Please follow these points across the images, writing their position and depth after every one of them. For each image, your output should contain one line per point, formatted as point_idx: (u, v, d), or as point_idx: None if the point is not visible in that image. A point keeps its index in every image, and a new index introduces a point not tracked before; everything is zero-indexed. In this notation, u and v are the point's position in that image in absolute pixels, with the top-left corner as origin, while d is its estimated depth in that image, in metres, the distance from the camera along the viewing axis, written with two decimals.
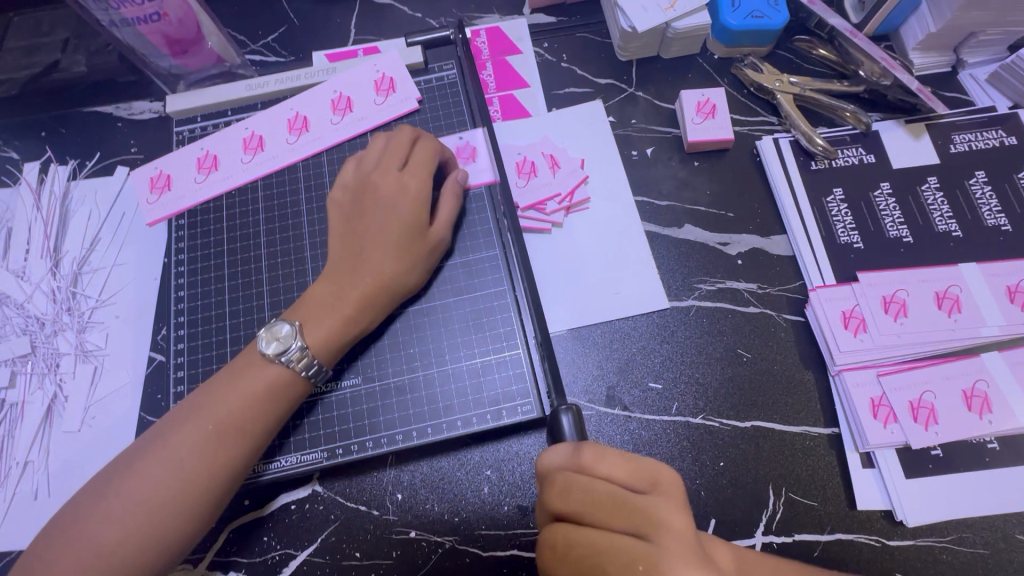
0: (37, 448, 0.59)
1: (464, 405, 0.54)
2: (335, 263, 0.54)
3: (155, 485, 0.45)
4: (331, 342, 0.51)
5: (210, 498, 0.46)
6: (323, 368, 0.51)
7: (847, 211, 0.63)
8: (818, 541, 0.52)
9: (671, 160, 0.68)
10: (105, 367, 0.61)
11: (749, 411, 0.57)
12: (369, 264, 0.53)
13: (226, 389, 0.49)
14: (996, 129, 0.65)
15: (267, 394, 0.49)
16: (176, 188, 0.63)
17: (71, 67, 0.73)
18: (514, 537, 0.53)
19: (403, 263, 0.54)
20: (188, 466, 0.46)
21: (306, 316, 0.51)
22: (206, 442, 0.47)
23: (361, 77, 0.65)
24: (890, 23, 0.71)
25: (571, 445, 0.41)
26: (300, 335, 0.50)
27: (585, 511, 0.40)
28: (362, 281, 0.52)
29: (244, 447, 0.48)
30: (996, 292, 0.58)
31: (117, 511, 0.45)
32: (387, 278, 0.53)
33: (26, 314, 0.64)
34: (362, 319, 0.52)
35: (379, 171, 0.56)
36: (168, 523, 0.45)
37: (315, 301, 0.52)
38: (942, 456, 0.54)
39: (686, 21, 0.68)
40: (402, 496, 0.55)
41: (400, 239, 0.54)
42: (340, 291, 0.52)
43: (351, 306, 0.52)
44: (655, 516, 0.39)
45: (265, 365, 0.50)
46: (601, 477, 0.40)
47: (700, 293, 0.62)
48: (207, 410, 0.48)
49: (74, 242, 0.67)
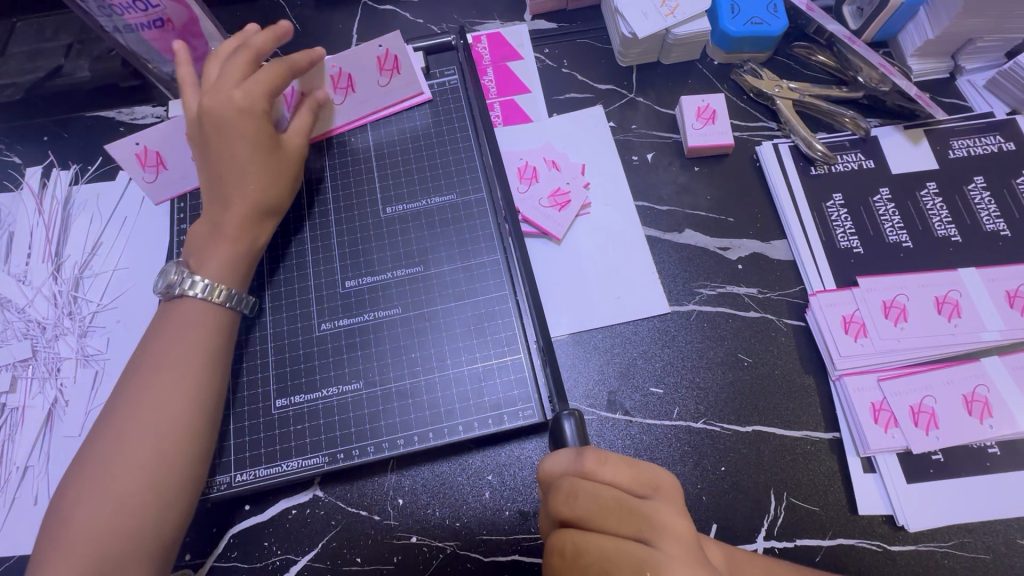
0: (38, 453, 0.59)
1: (466, 409, 0.54)
2: (208, 192, 0.55)
3: (125, 449, 0.46)
4: (229, 266, 0.53)
5: (193, 423, 0.48)
6: (237, 293, 0.54)
7: (847, 216, 0.64)
8: (819, 546, 0.52)
9: (671, 165, 0.69)
10: (107, 371, 0.62)
11: (750, 416, 0.57)
12: (237, 186, 0.54)
13: (161, 341, 0.50)
14: (994, 135, 0.66)
15: (205, 330, 0.51)
16: (173, 166, 0.61)
17: (72, 73, 0.74)
18: (515, 542, 0.53)
19: (268, 180, 0.55)
20: (150, 419, 0.47)
21: (196, 249, 0.54)
22: (157, 393, 0.48)
23: (365, 53, 0.58)
24: (889, 30, 0.71)
25: (573, 451, 0.42)
26: (195, 272, 0.52)
27: (592, 517, 0.40)
28: (234, 202, 0.54)
29: (195, 387, 0.49)
30: (995, 297, 0.58)
31: (97, 486, 0.45)
32: (256, 198, 0.54)
33: (27, 318, 0.64)
34: (248, 238, 0.55)
35: (212, 92, 0.54)
36: (170, 455, 0.47)
37: (200, 237, 0.55)
38: (943, 461, 0.54)
39: (686, 28, 0.69)
40: (403, 501, 0.55)
41: (260, 155, 0.54)
42: (216, 216, 0.54)
43: (231, 229, 0.54)
44: (659, 522, 0.39)
45: (175, 303, 0.52)
46: (605, 483, 0.41)
47: (701, 298, 0.62)
48: (150, 367, 0.49)
49: (75, 246, 0.67)
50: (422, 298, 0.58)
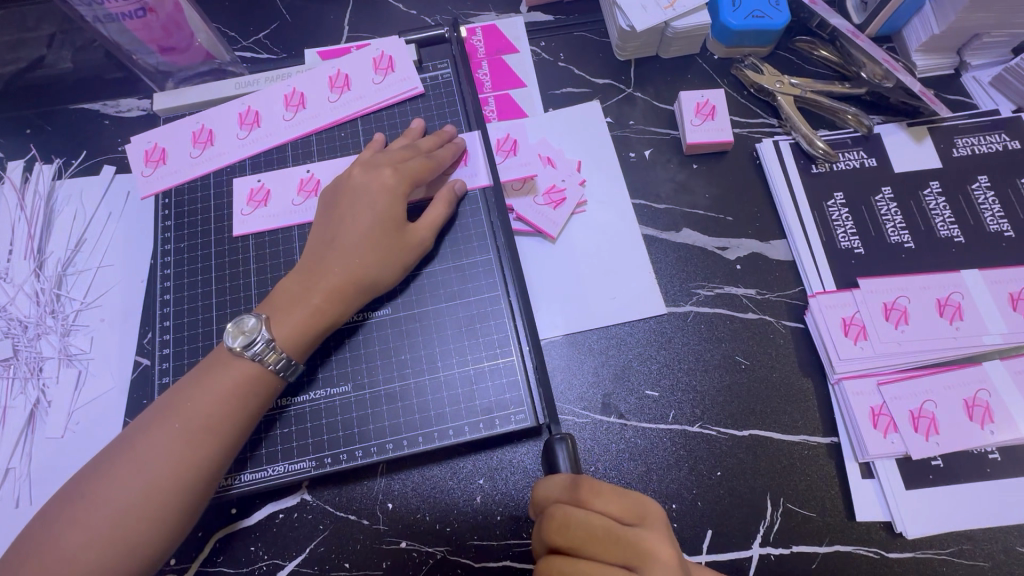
0: (19, 455, 0.57)
1: (456, 413, 0.53)
2: (307, 259, 0.53)
3: (124, 491, 0.44)
4: (300, 336, 0.50)
5: (199, 479, 0.46)
6: (292, 363, 0.50)
7: (848, 216, 0.62)
8: (816, 553, 0.51)
9: (669, 162, 0.67)
10: (90, 371, 0.60)
11: (747, 420, 0.56)
12: (340, 258, 0.52)
13: (201, 387, 0.48)
14: (999, 133, 0.64)
15: (235, 392, 0.48)
16: (171, 162, 0.63)
17: (56, 63, 0.72)
18: (506, 547, 0.52)
19: (376, 261, 0.52)
20: (157, 464, 0.45)
21: (277, 309, 0.51)
22: (177, 442, 0.45)
23: (362, 58, 0.64)
24: (893, 24, 0.70)
25: (569, 480, 0.41)
26: (266, 327, 0.49)
27: (582, 546, 0.39)
28: (331, 274, 0.51)
29: (209, 447, 0.46)
30: (998, 299, 0.57)
31: (92, 517, 0.43)
32: (354, 274, 0.52)
33: (8, 316, 0.62)
34: (332, 311, 0.51)
35: (366, 167, 0.56)
36: (171, 505, 0.45)
37: (283, 296, 0.52)
38: (943, 467, 0.53)
39: (685, 21, 0.67)
40: (393, 505, 0.54)
41: (378, 234, 0.53)
42: (308, 283, 0.52)
43: (319, 297, 0.51)
44: (648, 551, 0.39)
45: (234, 359, 0.49)
46: (596, 512, 0.40)
47: (698, 299, 0.61)
48: (178, 411, 0.47)
49: (59, 243, 0.66)
50: (412, 298, 0.57)
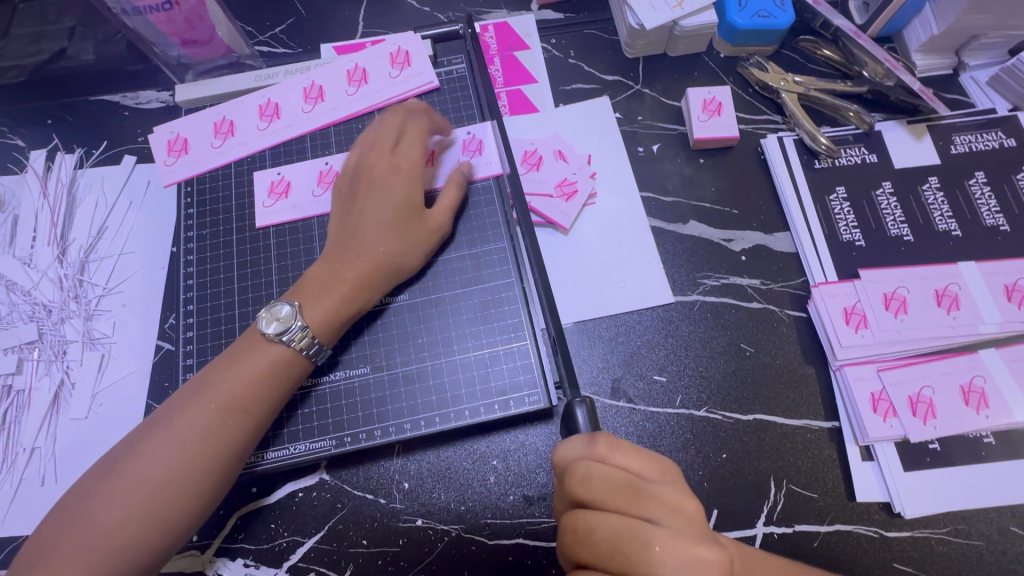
0: (44, 435, 0.59)
1: (472, 395, 0.55)
2: (332, 248, 0.55)
3: (158, 465, 0.46)
4: (330, 322, 0.52)
5: (230, 455, 0.48)
6: (321, 347, 0.52)
7: (850, 210, 0.64)
8: (817, 531, 0.53)
9: (676, 156, 0.69)
10: (113, 354, 0.62)
11: (751, 405, 0.58)
12: (365, 247, 0.54)
13: (233, 368, 0.49)
14: (995, 131, 0.66)
15: (264, 373, 0.49)
16: (193, 152, 0.64)
17: (78, 55, 0.75)
18: (519, 525, 0.54)
19: (400, 250, 0.55)
20: (190, 440, 0.47)
21: (305, 295, 0.53)
22: (212, 420, 0.47)
23: (378, 52, 0.66)
24: (893, 25, 0.72)
25: (587, 438, 0.41)
26: (300, 315, 0.51)
27: (605, 496, 0.40)
28: (358, 262, 0.53)
29: (239, 425, 0.48)
30: (994, 290, 0.59)
31: (126, 490, 0.45)
32: (381, 262, 0.54)
33: (33, 301, 0.64)
34: (360, 298, 0.53)
35: (384, 156, 0.57)
36: (203, 479, 0.46)
37: (312, 283, 0.53)
38: (940, 450, 0.55)
39: (693, 20, 0.69)
40: (408, 485, 0.56)
41: (402, 225, 0.55)
42: (336, 271, 0.53)
43: (348, 286, 0.53)
44: (664, 501, 0.41)
45: (266, 343, 0.50)
46: (616, 466, 0.41)
47: (704, 288, 0.63)
48: (211, 390, 0.48)
49: (81, 230, 0.67)
50: (428, 284, 0.58)
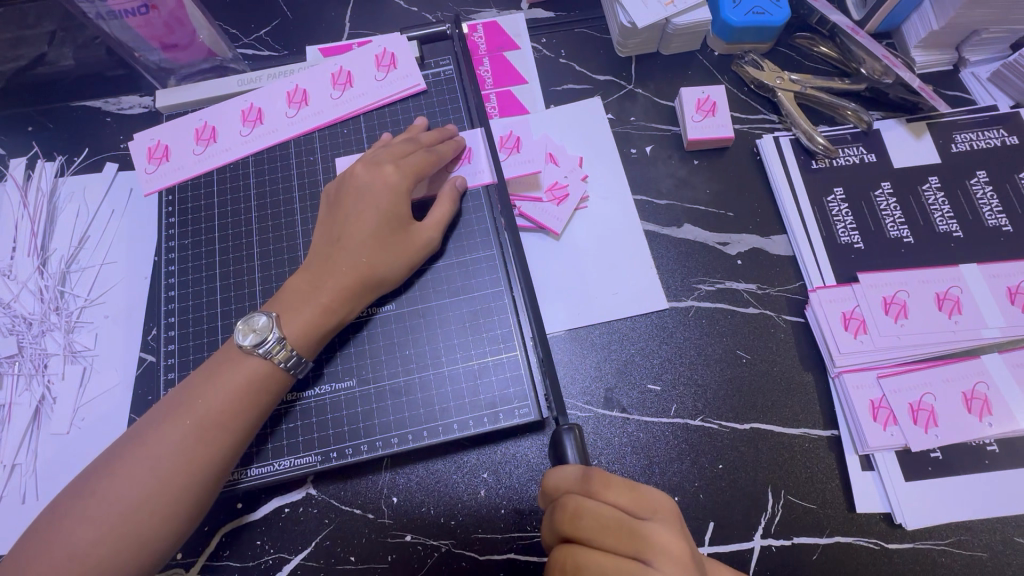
0: (25, 451, 0.58)
1: (460, 407, 0.53)
2: (314, 257, 0.54)
3: (133, 487, 0.44)
4: (310, 334, 0.50)
5: (209, 473, 0.46)
6: (302, 359, 0.50)
7: (848, 210, 0.63)
8: (816, 544, 0.52)
9: (670, 158, 0.67)
10: (95, 368, 0.60)
11: (748, 413, 0.56)
12: (348, 257, 0.52)
13: (211, 383, 0.48)
14: (998, 128, 0.65)
15: (245, 390, 0.48)
16: (174, 159, 0.63)
17: (58, 60, 0.72)
18: (511, 540, 0.52)
19: (383, 260, 0.53)
20: (167, 461, 0.45)
21: (286, 306, 0.51)
22: (189, 438, 0.46)
23: (364, 54, 0.64)
24: (892, 20, 0.70)
25: (579, 471, 0.41)
26: (277, 326, 0.50)
27: (596, 536, 0.39)
28: (339, 273, 0.52)
29: (220, 443, 0.47)
30: (996, 293, 0.58)
31: (101, 514, 0.44)
32: (363, 272, 0.52)
33: (13, 313, 0.63)
34: (341, 309, 0.52)
35: (368, 165, 0.56)
36: (181, 500, 0.45)
37: (293, 293, 0.52)
38: (941, 459, 0.53)
39: (686, 17, 0.67)
40: (397, 499, 0.54)
41: (384, 234, 0.53)
42: (317, 281, 0.52)
43: (328, 296, 0.51)
44: (657, 543, 0.39)
45: (244, 356, 0.49)
46: (607, 503, 0.40)
47: (699, 294, 0.61)
48: (189, 407, 0.47)
49: (63, 240, 0.66)
50: (415, 294, 0.57)
